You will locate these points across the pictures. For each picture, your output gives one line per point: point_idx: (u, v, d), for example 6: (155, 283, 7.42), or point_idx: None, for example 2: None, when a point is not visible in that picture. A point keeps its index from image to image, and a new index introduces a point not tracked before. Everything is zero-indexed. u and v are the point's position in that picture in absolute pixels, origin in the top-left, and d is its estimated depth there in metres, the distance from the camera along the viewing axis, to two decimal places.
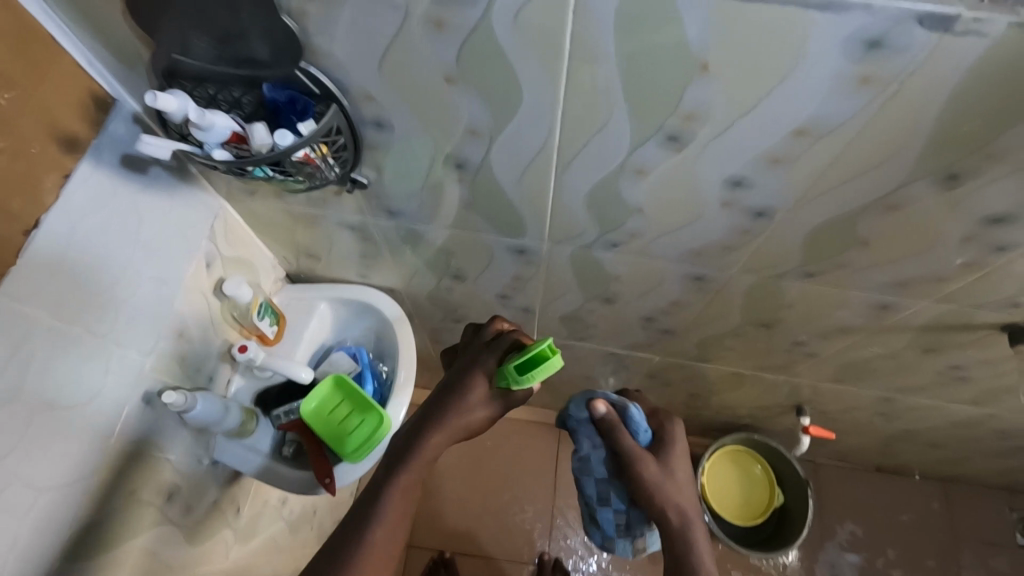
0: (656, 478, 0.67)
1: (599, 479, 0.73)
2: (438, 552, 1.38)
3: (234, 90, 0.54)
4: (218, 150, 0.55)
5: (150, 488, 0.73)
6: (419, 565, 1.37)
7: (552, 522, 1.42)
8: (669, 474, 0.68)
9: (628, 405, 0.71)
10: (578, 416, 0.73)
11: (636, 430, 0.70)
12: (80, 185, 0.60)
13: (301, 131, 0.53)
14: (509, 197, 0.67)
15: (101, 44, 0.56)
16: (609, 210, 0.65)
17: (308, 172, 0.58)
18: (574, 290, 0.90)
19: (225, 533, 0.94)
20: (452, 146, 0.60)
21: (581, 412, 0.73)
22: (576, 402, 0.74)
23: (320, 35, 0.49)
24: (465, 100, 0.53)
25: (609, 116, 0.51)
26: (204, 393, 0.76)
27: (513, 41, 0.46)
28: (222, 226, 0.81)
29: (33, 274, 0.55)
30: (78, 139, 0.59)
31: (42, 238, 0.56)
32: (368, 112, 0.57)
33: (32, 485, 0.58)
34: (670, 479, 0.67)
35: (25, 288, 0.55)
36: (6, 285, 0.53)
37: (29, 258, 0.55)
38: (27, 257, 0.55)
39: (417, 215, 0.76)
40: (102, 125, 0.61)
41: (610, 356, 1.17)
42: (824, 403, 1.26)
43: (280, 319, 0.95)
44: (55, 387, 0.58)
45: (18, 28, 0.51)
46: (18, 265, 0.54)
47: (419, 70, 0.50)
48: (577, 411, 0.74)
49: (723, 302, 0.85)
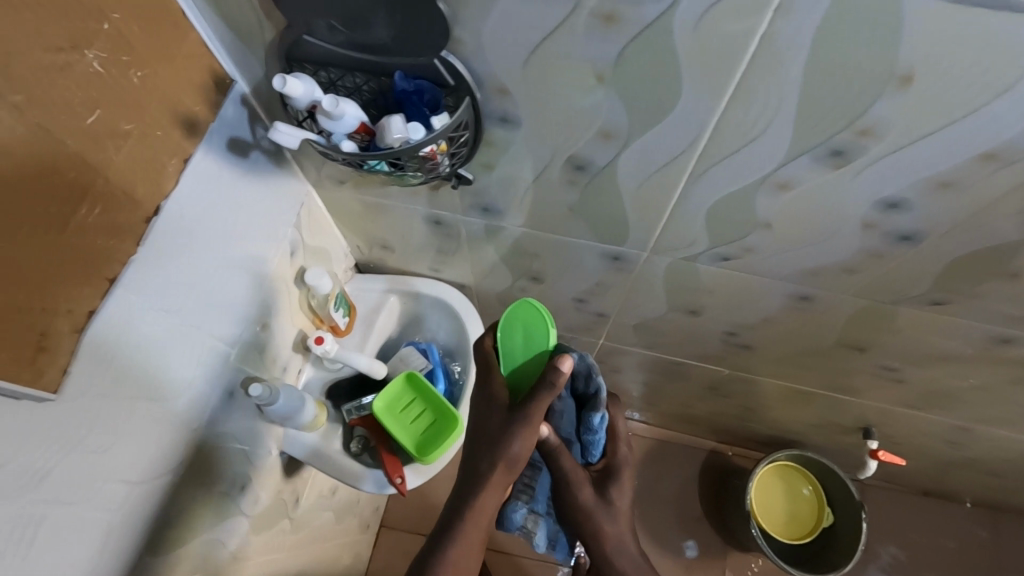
0: (590, 503, 0.69)
1: (535, 465, 0.75)
2: None
3: (357, 76, 0.51)
4: (346, 141, 0.49)
5: (225, 477, 0.71)
6: None
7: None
8: (601, 501, 0.70)
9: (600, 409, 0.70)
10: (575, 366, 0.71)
11: (586, 445, 0.73)
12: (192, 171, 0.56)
13: (432, 125, 0.49)
14: (623, 202, 0.63)
15: (223, 24, 0.51)
16: (731, 223, 0.62)
17: (426, 167, 0.54)
18: (659, 299, 0.86)
19: (282, 521, 0.94)
20: (577, 147, 0.56)
21: (582, 370, 0.71)
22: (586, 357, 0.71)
23: (471, 26, 0.45)
24: (610, 102, 0.49)
25: (772, 126, 0.47)
26: (285, 385, 0.74)
27: (692, 41, 0.41)
28: (306, 213, 0.79)
29: (146, 265, 0.52)
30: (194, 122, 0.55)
31: (160, 227, 0.53)
32: (497, 106, 0.53)
33: (128, 480, 0.55)
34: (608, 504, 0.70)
35: (138, 280, 0.51)
36: (124, 280, 0.50)
37: (150, 249, 0.52)
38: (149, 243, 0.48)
39: (514, 215, 0.72)
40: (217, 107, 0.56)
41: (675, 365, 1.13)
42: (893, 428, 1.21)
43: (351, 310, 0.93)
44: (157, 379, 0.56)
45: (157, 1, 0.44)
46: (140, 256, 0.52)
47: (568, 68, 0.46)
48: (577, 366, 0.72)
49: (818, 323, 0.80)
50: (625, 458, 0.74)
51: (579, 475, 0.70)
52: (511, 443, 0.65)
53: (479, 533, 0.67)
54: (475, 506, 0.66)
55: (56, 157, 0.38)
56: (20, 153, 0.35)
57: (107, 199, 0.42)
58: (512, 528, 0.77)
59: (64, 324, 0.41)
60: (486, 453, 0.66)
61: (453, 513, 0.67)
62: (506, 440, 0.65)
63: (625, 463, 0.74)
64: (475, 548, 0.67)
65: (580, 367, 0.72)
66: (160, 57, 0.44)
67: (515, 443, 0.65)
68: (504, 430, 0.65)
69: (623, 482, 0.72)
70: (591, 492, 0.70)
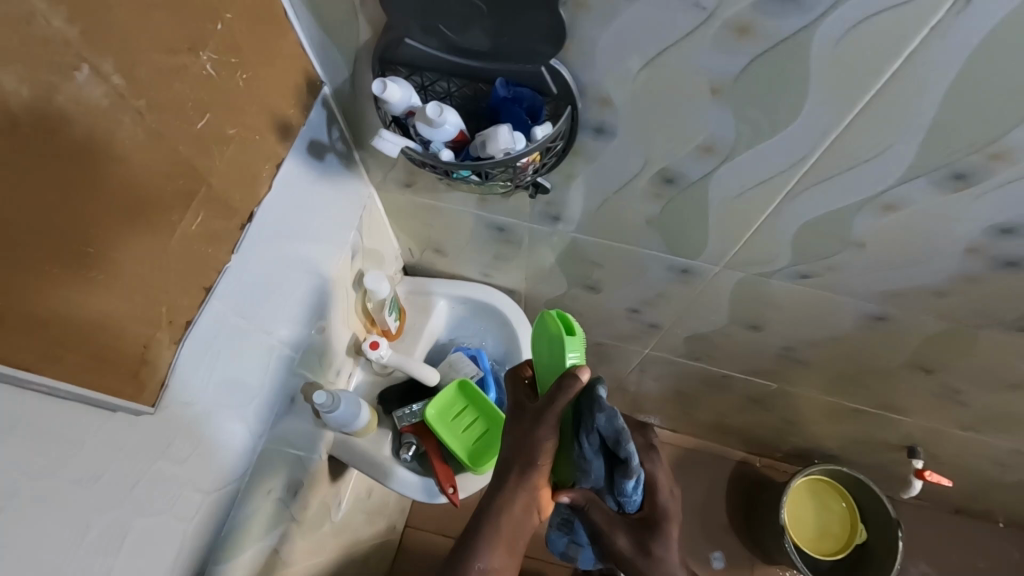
0: (628, 554, 0.58)
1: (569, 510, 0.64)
2: None
3: (451, 82, 0.49)
4: (444, 149, 0.48)
5: (281, 483, 0.70)
6: None
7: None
8: (642, 553, 0.57)
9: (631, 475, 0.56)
10: (602, 427, 0.55)
11: (622, 501, 0.59)
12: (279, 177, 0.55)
13: (535, 135, 0.47)
14: (708, 216, 0.61)
15: (317, 25, 0.49)
16: (821, 241, 0.59)
17: (516, 177, 0.52)
18: (720, 312, 0.84)
19: (325, 525, 0.92)
20: (671, 159, 0.54)
21: (609, 434, 0.55)
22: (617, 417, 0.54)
23: (588, 33, 0.43)
24: (721, 116, 0.47)
25: (895, 144, 0.45)
26: (345, 392, 0.74)
27: (830, 56, 0.39)
28: (367, 216, 0.77)
29: (238, 272, 0.52)
30: None
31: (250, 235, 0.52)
32: (594, 116, 0.51)
33: (201, 488, 0.53)
34: (648, 555, 0.57)
35: (229, 287, 0.51)
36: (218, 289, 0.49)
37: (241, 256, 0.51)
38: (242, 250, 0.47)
39: (585, 224, 0.70)
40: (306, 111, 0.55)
41: (721, 377, 1.11)
42: (941, 449, 1.17)
43: (401, 314, 0.91)
44: (232, 385, 0.54)
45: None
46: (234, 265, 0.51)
47: (684, 80, 0.44)
48: (604, 426, 0.55)
49: (889, 344, 0.78)
50: (669, 505, 0.60)
51: (612, 525, 0.58)
52: (540, 442, 0.58)
53: (511, 542, 0.58)
54: (505, 512, 0.58)
55: (167, 163, 0.36)
56: (139, 158, 0.34)
57: (211, 205, 0.41)
58: (556, 549, 0.76)
59: (165, 334, 0.40)
60: (514, 452, 0.59)
61: (480, 518, 0.59)
62: (540, 436, 0.58)
63: (669, 501, 0.60)
64: (509, 556, 0.58)
65: (609, 428, 0.55)
66: (262, 60, 0.43)
67: (543, 443, 0.58)
68: (533, 432, 0.58)
69: (670, 531, 0.59)
70: (629, 540, 0.58)
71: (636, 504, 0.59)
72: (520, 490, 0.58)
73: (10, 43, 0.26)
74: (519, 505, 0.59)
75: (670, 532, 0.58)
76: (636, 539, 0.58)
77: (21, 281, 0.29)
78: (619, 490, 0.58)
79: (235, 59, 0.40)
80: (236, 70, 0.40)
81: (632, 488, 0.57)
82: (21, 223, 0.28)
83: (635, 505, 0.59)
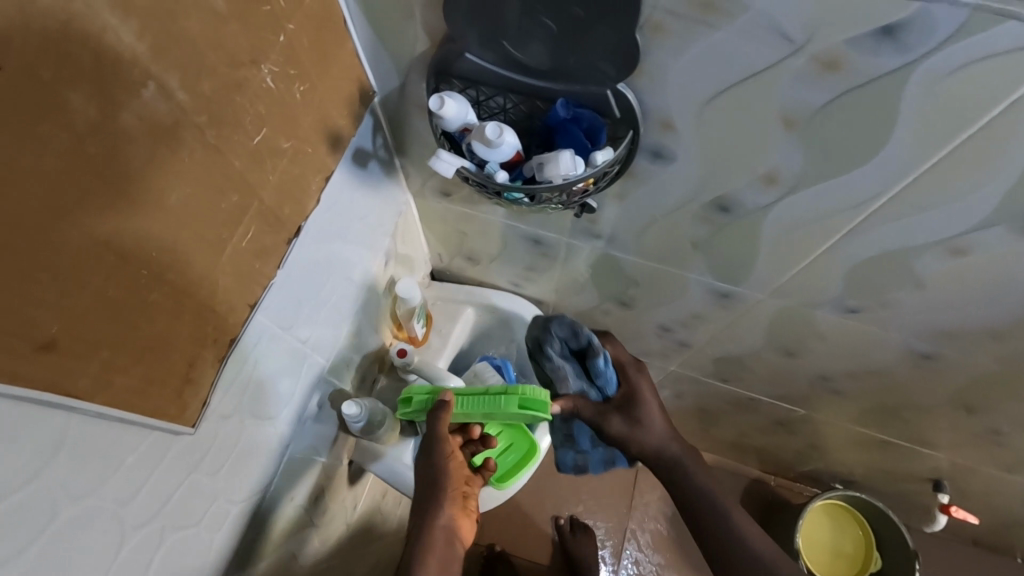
0: (621, 433, 0.68)
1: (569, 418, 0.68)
2: (487, 546, 1.24)
3: (506, 98, 0.47)
4: (500, 170, 0.47)
5: (303, 489, 0.69)
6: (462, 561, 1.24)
7: (622, 544, 1.27)
8: (632, 428, 0.68)
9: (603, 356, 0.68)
10: (558, 331, 0.70)
11: (603, 385, 0.69)
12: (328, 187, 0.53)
13: (594, 160, 0.46)
14: (760, 246, 0.58)
15: (374, 35, 0.47)
16: (878, 278, 0.57)
17: (568, 199, 0.51)
18: (757, 340, 0.81)
19: (342, 530, 0.89)
20: (730, 189, 0.51)
21: (568, 333, 0.70)
22: (565, 317, 0.71)
23: (662, 59, 0.41)
24: (792, 149, 0.44)
25: (978, 188, 0.42)
26: (372, 400, 0.73)
27: (922, 98, 0.37)
28: (402, 223, 0.76)
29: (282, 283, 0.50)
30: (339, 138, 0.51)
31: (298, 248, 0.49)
32: (654, 141, 0.49)
33: (230, 500, 0.52)
34: (636, 429, 0.68)
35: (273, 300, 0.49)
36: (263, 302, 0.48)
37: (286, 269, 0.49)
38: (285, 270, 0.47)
39: (627, 243, 0.68)
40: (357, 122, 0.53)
41: (746, 399, 1.08)
42: (968, 484, 1.13)
43: (428, 320, 0.88)
44: (265, 396, 0.53)
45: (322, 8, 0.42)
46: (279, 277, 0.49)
47: (758, 111, 0.42)
48: (561, 330, 0.70)
49: (933, 382, 0.74)
50: (641, 382, 0.70)
51: (601, 412, 0.69)
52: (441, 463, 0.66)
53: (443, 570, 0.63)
54: (430, 542, 0.63)
55: (223, 181, 0.36)
56: (196, 178, 0.34)
57: (261, 219, 0.40)
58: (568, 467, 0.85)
59: (210, 353, 0.39)
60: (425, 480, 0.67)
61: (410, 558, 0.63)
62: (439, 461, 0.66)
63: (648, 392, 0.69)
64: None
65: (564, 332, 0.70)
66: (318, 69, 0.42)
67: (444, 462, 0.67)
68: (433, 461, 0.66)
69: (645, 404, 0.69)
70: (620, 421, 0.69)
71: (613, 381, 0.69)
72: (437, 516, 0.65)
73: (83, 60, 0.26)
74: (442, 533, 0.64)
75: (648, 404, 0.69)
76: (622, 415, 0.68)
77: (78, 305, 0.29)
78: (597, 377, 0.69)
79: (296, 72, 0.40)
80: (296, 83, 0.40)
81: (604, 366, 0.68)
82: (84, 244, 0.28)
83: (612, 385, 0.70)
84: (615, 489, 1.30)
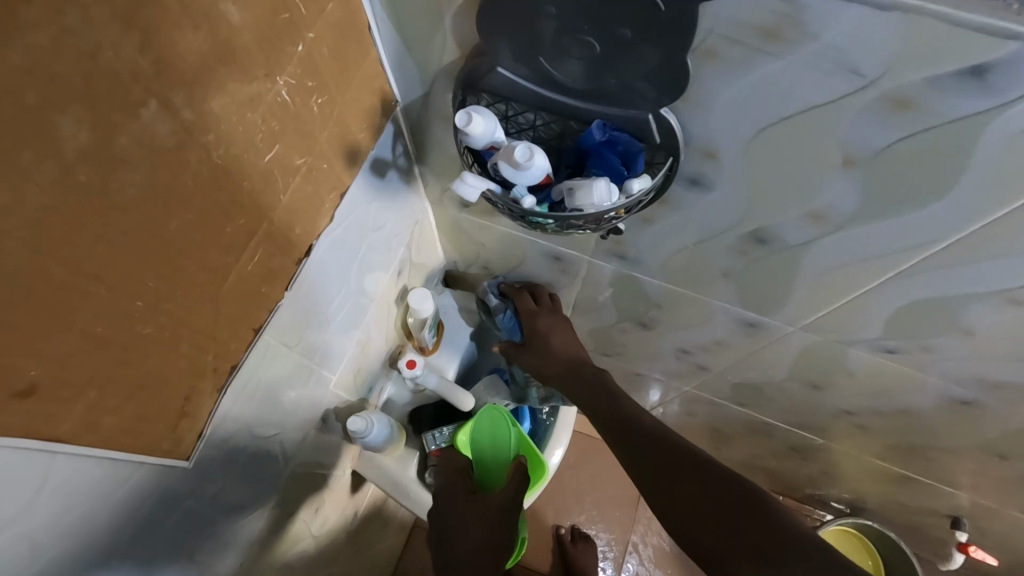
0: (534, 362, 0.74)
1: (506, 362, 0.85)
2: None
3: (539, 115, 0.44)
4: (528, 196, 0.44)
5: (300, 500, 0.66)
6: None
7: (623, 557, 1.24)
8: (546, 360, 0.72)
9: (500, 312, 0.81)
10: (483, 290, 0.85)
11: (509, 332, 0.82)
12: (345, 200, 0.49)
13: (630, 188, 0.43)
14: (796, 280, 0.55)
15: (400, 43, 0.44)
16: (922, 322, 0.53)
17: (597, 225, 0.47)
18: (781, 370, 0.77)
19: (342, 537, 0.88)
20: (770, 221, 0.48)
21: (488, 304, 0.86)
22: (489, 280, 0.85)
23: (711, 84, 0.37)
24: (843, 188, 0.41)
25: None
26: (379, 414, 0.70)
27: (996, 147, 0.34)
28: (418, 230, 0.73)
29: (292, 304, 0.46)
30: (359, 149, 0.48)
31: (310, 265, 0.46)
32: (694, 169, 0.45)
33: (222, 516, 0.50)
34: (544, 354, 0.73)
35: (282, 320, 0.46)
36: (269, 325, 0.44)
37: (295, 290, 0.45)
38: (294, 291, 0.45)
39: (652, 267, 0.64)
40: (378, 132, 0.50)
41: (763, 424, 1.04)
42: (991, 526, 1.09)
43: (440, 330, 0.85)
44: (268, 416, 0.51)
45: (346, 16, 0.39)
46: (287, 298, 0.45)
47: (811, 145, 0.39)
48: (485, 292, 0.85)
49: (968, 427, 0.70)
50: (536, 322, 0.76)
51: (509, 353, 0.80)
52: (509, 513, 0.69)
53: None
54: None
55: (227, 206, 0.34)
56: (199, 203, 0.32)
57: (267, 240, 0.39)
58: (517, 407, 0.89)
59: (208, 383, 0.39)
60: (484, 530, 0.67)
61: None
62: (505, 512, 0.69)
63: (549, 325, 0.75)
64: None
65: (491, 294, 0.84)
66: (336, 77, 0.40)
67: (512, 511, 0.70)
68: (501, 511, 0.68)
69: (551, 338, 0.74)
70: (529, 355, 0.75)
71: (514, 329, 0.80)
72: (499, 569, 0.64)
73: (74, 80, 0.24)
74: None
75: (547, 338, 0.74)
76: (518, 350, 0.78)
77: (66, 347, 0.27)
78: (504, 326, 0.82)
79: (314, 83, 0.38)
80: (314, 95, 0.38)
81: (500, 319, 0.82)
82: (72, 276, 0.26)
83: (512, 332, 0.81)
84: (620, 503, 1.27)
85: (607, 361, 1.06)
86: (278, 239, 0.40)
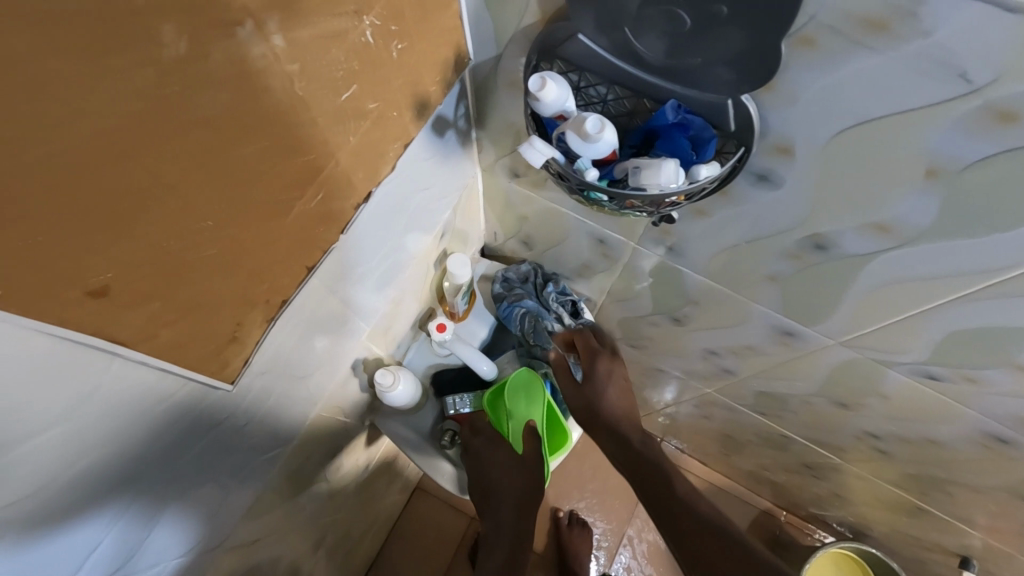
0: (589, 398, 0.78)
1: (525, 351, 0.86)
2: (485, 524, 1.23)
3: (613, 89, 0.43)
4: (591, 169, 0.43)
5: (319, 444, 0.68)
6: (457, 532, 1.23)
7: (618, 548, 1.25)
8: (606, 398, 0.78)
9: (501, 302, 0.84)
10: None
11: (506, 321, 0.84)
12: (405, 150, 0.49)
13: (696, 174, 0.42)
14: (846, 292, 0.53)
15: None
16: (972, 351, 0.51)
17: (655, 208, 0.47)
18: (810, 383, 0.76)
19: (351, 486, 0.89)
20: (831, 227, 0.47)
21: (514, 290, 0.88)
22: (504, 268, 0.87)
23: (801, 76, 0.36)
24: (918, 200, 0.40)
25: None
26: (405, 371, 0.71)
27: None
28: (466, 195, 0.72)
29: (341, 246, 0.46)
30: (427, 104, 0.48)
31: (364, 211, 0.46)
32: (764, 164, 0.44)
33: (249, 445, 0.51)
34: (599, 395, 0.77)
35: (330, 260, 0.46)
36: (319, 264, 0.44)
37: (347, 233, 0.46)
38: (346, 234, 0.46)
39: (697, 261, 0.63)
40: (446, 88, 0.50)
41: (780, 436, 1.03)
42: (998, 569, 1.06)
43: (472, 298, 0.85)
44: (302, 354, 0.51)
45: None
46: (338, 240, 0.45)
47: (894, 150, 0.37)
48: None
49: (997, 465, 0.68)
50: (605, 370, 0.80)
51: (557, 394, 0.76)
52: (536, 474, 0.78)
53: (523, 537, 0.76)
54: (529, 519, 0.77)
55: (298, 140, 0.35)
56: (275, 133, 0.33)
57: (330, 181, 0.39)
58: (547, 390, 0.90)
59: (258, 312, 0.40)
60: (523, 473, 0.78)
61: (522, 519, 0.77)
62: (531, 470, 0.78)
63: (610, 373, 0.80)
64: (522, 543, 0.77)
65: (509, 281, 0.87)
66: (417, 26, 0.40)
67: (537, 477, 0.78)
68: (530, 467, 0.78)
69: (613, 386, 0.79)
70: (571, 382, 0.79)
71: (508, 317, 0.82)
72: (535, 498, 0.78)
73: None
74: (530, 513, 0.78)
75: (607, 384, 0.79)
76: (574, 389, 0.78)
77: (138, 253, 0.28)
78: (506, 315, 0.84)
79: (396, 28, 0.38)
80: (394, 41, 0.38)
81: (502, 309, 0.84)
82: (153, 184, 0.27)
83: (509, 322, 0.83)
84: (622, 494, 1.27)
85: (631, 352, 1.05)
86: (340, 181, 0.41)
